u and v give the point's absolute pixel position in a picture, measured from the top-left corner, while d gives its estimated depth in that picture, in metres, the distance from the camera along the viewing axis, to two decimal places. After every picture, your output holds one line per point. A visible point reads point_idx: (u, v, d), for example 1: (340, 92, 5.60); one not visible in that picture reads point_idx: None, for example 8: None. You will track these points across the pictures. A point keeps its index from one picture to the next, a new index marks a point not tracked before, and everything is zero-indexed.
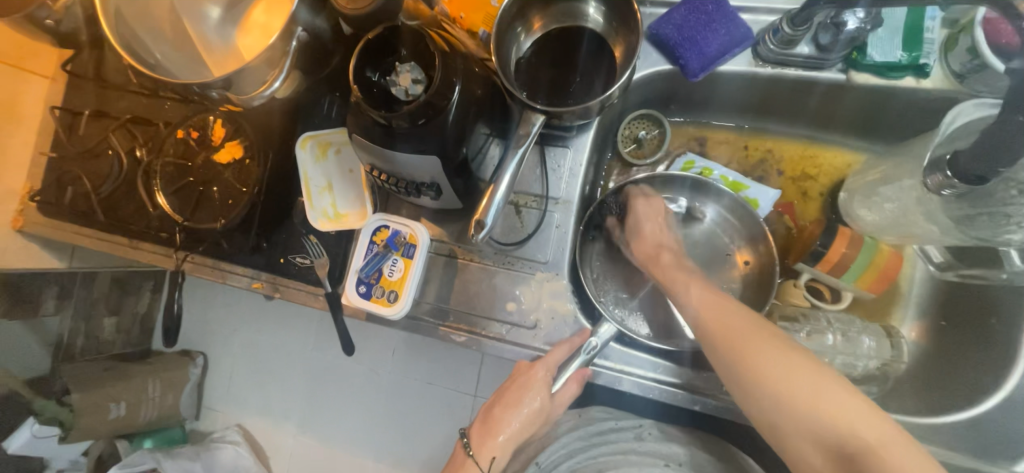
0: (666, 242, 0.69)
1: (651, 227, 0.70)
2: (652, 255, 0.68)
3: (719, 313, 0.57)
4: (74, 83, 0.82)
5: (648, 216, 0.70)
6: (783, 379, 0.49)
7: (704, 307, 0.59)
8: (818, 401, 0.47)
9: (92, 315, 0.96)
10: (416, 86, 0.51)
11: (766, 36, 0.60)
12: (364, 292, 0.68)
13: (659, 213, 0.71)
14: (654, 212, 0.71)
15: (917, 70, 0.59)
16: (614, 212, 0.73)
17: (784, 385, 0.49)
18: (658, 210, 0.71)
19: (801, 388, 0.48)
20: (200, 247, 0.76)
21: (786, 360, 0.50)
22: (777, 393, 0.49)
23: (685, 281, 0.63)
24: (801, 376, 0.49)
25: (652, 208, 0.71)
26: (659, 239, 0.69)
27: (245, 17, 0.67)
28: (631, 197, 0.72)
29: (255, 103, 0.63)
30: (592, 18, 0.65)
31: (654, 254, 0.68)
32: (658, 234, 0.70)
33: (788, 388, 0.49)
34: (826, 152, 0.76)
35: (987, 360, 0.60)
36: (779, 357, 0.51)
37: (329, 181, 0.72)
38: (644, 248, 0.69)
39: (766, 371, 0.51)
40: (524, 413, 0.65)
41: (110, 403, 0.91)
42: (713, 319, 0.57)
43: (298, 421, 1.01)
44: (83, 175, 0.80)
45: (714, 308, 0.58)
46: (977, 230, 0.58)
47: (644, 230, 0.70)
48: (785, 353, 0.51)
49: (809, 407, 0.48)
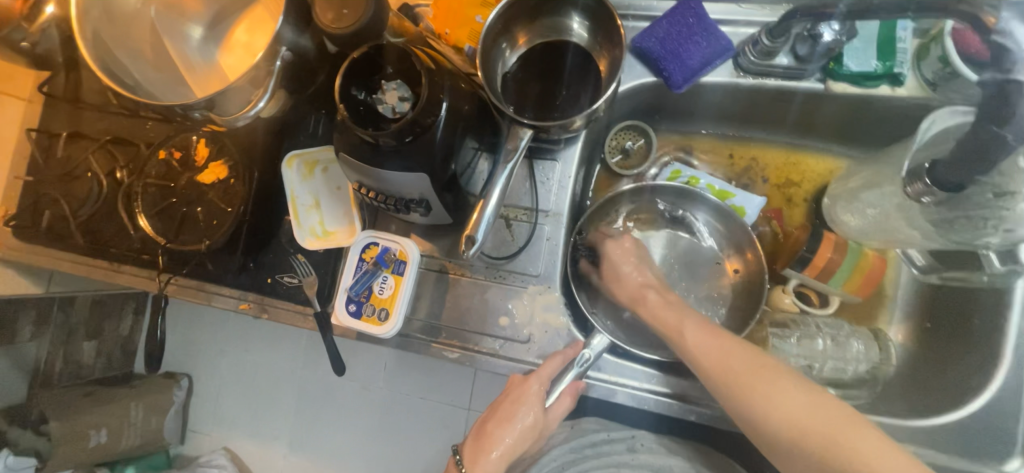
0: (646, 279, 0.69)
1: (630, 268, 0.70)
2: (638, 296, 0.67)
3: (712, 341, 0.58)
4: (51, 105, 0.81)
5: (623, 259, 0.70)
6: (777, 404, 0.52)
7: (696, 336, 0.60)
8: (814, 426, 0.49)
9: (71, 340, 0.93)
10: (403, 103, 0.52)
11: (747, 48, 0.62)
12: (354, 311, 0.67)
13: (632, 253, 0.71)
14: (626, 254, 0.71)
15: (892, 79, 0.61)
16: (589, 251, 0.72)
17: (779, 411, 0.51)
18: (630, 251, 0.71)
19: (795, 412, 0.51)
20: (184, 269, 0.74)
21: (782, 388, 0.52)
22: (777, 421, 0.51)
23: (671, 318, 0.63)
24: (797, 401, 0.51)
25: (622, 249, 0.71)
26: (640, 278, 0.69)
27: (227, 36, 0.67)
28: (597, 242, 0.72)
29: (239, 124, 0.63)
30: (577, 33, 0.66)
31: (639, 294, 0.67)
32: (637, 273, 0.69)
33: (786, 415, 0.51)
34: (808, 159, 0.77)
35: (975, 362, 0.61)
36: (775, 386, 0.53)
37: (316, 199, 0.71)
38: (625, 291, 0.68)
39: (763, 400, 0.52)
40: (517, 428, 0.65)
41: (90, 431, 0.88)
42: (704, 349, 0.58)
43: (287, 443, 0.99)
44: (60, 198, 0.78)
45: (707, 337, 0.59)
46: (958, 234, 0.59)
47: (621, 273, 0.69)
48: (780, 380, 0.53)
49: (807, 433, 0.49)
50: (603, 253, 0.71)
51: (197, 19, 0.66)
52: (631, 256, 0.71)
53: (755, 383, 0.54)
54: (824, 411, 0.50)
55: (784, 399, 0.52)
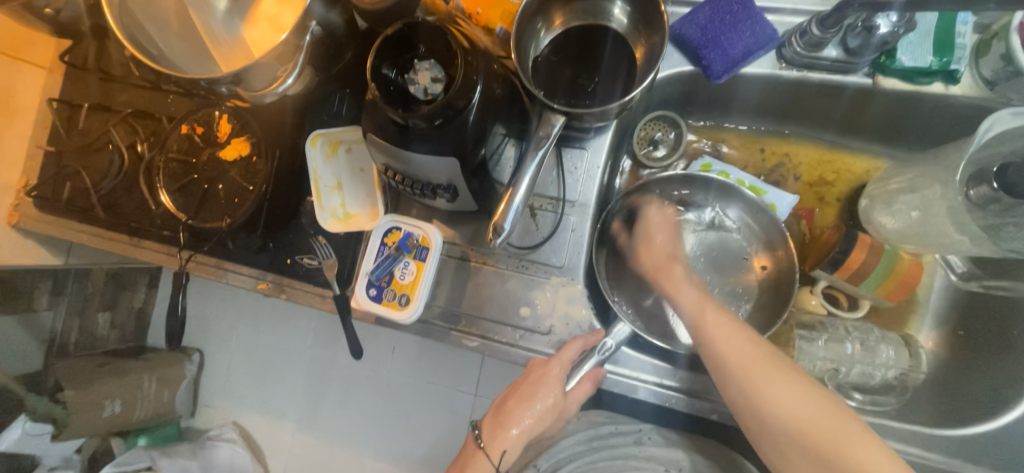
0: (674, 252, 0.68)
1: (662, 238, 0.68)
2: (664, 265, 0.66)
3: (732, 337, 0.55)
4: (72, 75, 0.80)
5: (657, 227, 0.69)
6: (783, 403, 0.51)
7: (718, 324, 0.57)
8: (820, 429, 0.49)
9: (86, 310, 0.94)
10: (435, 84, 0.51)
11: (793, 38, 0.59)
12: (374, 295, 0.66)
13: (671, 223, 0.70)
14: (665, 223, 0.69)
15: (947, 76, 0.58)
16: (621, 217, 0.71)
17: (785, 408, 0.51)
18: (670, 220, 0.70)
19: (801, 413, 0.50)
20: (205, 246, 0.74)
21: (790, 387, 0.52)
22: (780, 416, 0.51)
23: (691, 296, 0.61)
24: (804, 401, 0.51)
25: (663, 217, 0.70)
26: (671, 250, 0.68)
27: (253, 8, 0.64)
28: (641, 205, 0.71)
29: (267, 100, 0.62)
30: (617, 18, 0.63)
31: (666, 265, 0.66)
32: (669, 245, 0.68)
33: (788, 414, 0.51)
34: (843, 158, 0.75)
35: (1015, 371, 0.60)
36: (783, 384, 0.52)
37: (339, 180, 0.70)
38: (653, 259, 0.67)
39: (776, 404, 0.51)
40: (536, 409, 0.63)
41: (105, 400, 0.88)
42: (722, 342, 0.55)
43: (297, 420, 1.00)
44: (81, 170, 0.77)
45: (732, 338, 0.55)
46: (1006, 241, 0.56)
47: (654, 239, 0.68)
48: (789, 378, 0.52)
49: (809, 433, 0.49)
50: (642, 214, 0.70)
51: None
52: (666, 226, 0.69)
53: (767, 383, 0.52)
54: (825, 413, 0.50)
55: (791, 398, 0.51)
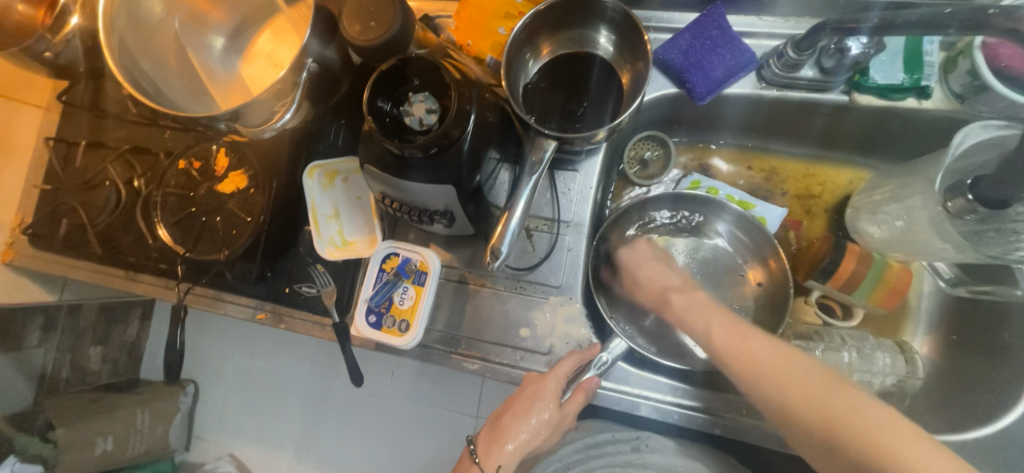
0: (669, 281, 0.69)
1: (649, 272, 0.71)
2: (659, 299, 0.68)
3: (731, 329, 0.59)
4: (69, 113, 0.81)
5: (641, 263, 0.72)
6: (782, 374, 0.52)
7: (721, 335, 0.59)
8: (848, 418, 0.47)
9: (79, 345, 0.92)
10: (430, 115, 0.53)
11: (771, 60, 0.62)
12: (374, 322, 0.67)
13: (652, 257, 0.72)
14: (645, 258, 0.72)
15: (919, 92, 0.61)
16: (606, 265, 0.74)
17: (810, 395, 0.50)
18: (648, 254, 0.73)
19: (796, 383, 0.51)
20: (203, 279, 0.74)
21: (798, 369, 0.52)
22: (782, 392, 0.52)
23: (694, 319, 0.63)
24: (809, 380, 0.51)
25: (639, 255, 0.73)
26: (663, 281, 0.69)
27: (250, 45, 0.67)
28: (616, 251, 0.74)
29: (265, 135, 0.63)
30: (603, 46, 0.66)
31: (662, 298, 0.67)
32: (661, 274, 0.70)
33: (796, 396, 0.51)
34: (828, 171, 0.77)
35: (1007, 373, 0.61)
36: (790, 366, 0.53)
37: (336, 209, 0.71)
38: (649, 295, 0.69)
39: (770, 377, 0.53)
40: (532, 424, 0.63)
41: (98, 437, 0.87)
42: (723, 339, 0.58)
43: (295, 449, 0.98)
44: (77, 206, 0.78)
45: (727, 325, 0.59)
46: (987, 247, 0.58)
47: (642, 275, 0.71)
48: (796, 361, 0.53)
49: (806, 409, 0.50)
50: (620, 260, 0.73)
51: (220, 29, 0.66)
52: (652, 259, 0.72)
53: (744, 342, 0.57)
54: (829, 386, 0.50)
55: (797, 381, 0.51)
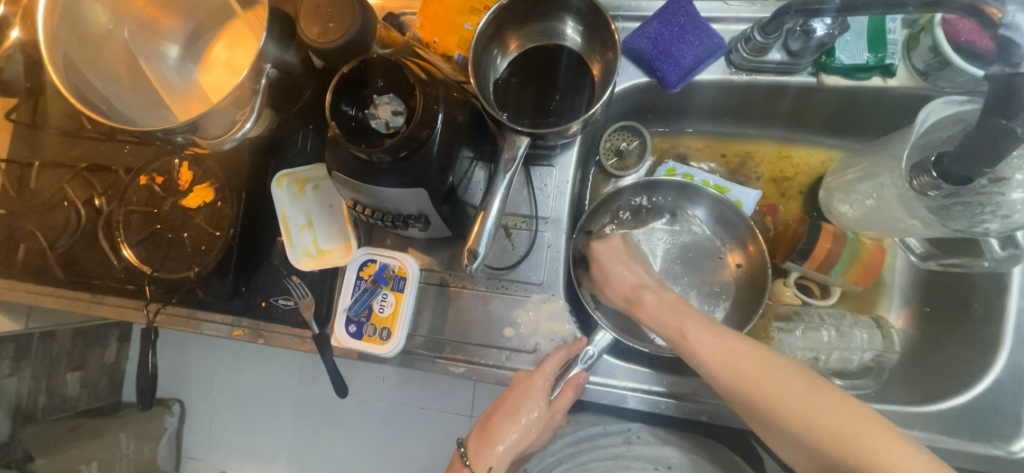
0: (639, 279, 0.68)
1: (620, 269, 0.69)
2: (631, 296, 0.66)
3: (716, 347, 0.56)
4: (18, 133, 0.76)
5: (612, 259, 0.70)
6: (779, 398, 0.51)
7: (700, 339, 0.57)
8: (850, 437, 0.46)
9: (54, 372, 0.88)
10: (397, 117, 0.50)
11: (739, 45, 0.61)
12: (354, 332, 0.65)
13: (623, 252, 0.71)
14: (617, 253, 0.70)
15: (883, 70, 0.61)
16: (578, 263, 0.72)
17: (831, 425, 0.47)
18: (619, 250, 0.71)
19: (794, 406, 0.50)
20: (174, 298, 0.72)
21: (792, 388, 0.51)
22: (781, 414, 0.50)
23: (670, 318, 0.62)
24: (804, 397, 0.50)
25: (612, 250, 0.71)
26: (635, 278, 0.68)
27: (205, 53, 0.64)
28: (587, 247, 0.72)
29: (226, 146, 0.61)
30: (570, 38, 0.65)
31: (634, 295, 0.66)
32: (631, 273, 0.68)
33: (795, 414, 0.49)
34: (800, 152, 0.78)
35: (973, 338, 0.64)
36: (782, 386, 0.51)
37: (309, 218, 0.69)
38: (619, 293, 0.68)
39: (767, 395, 0.51)
40: (522, 423, 0.63)
41: (80, 466, 0.84)
42: (711, 355, 0.56)
43: (287, 462, 0.96)
44: (36, 229, 0.74)
45: (709, 334, 0.57)
46: (955, 221, 0.59)
47: (612, 274, 0.69)
48: (788, 380, 0.51)
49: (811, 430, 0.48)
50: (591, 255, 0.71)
51: (174, 37, 0.63)
52: (621, 255, 0.70)
53: (730, 359, 0.55)
54: (829, 402, 0.49)
55: (794, 397, 0.50)
